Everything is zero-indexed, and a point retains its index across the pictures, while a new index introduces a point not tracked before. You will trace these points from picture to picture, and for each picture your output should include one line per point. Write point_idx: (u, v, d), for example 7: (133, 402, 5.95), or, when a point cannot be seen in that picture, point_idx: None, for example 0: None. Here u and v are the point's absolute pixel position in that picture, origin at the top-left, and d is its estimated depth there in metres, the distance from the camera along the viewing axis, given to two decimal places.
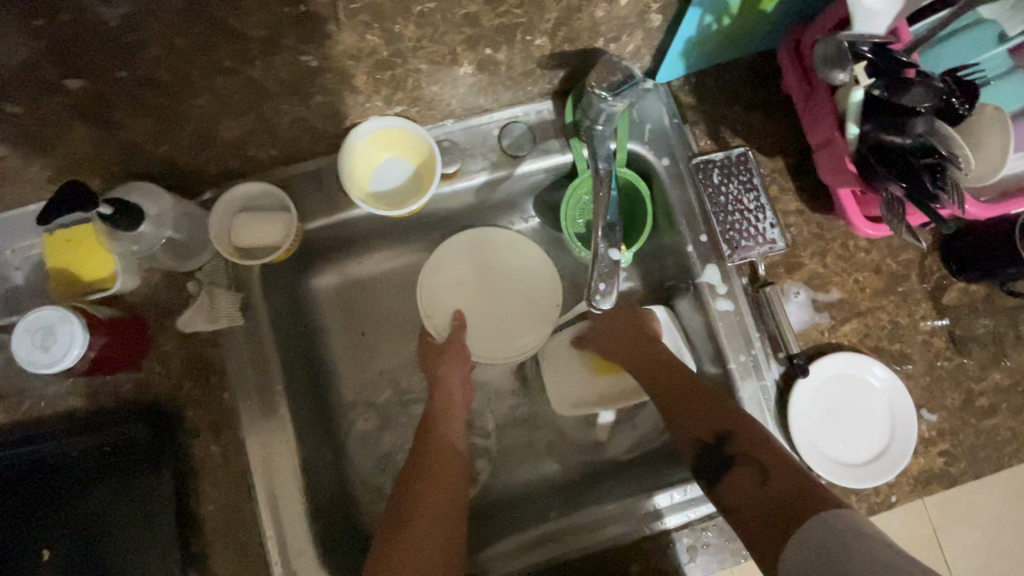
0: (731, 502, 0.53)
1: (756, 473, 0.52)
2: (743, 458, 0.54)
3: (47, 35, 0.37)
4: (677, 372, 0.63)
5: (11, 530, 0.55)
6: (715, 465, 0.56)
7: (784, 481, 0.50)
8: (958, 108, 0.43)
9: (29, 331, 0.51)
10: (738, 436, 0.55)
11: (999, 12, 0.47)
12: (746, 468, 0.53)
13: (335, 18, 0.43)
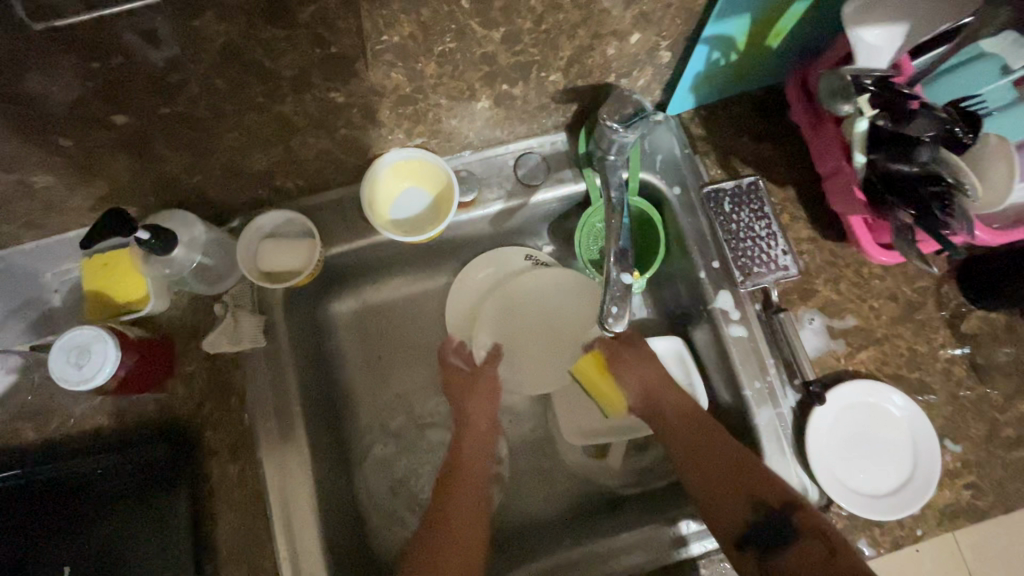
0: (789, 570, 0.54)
1: (824, 550, 0.53)
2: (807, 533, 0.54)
3: (99, 76, 0.39)
4: (697, 426, 0.63)
5: (32, 548, 0.56)
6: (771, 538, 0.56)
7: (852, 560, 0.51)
8: (962, 138, 0.42)
9: (65, 348, 0.53)
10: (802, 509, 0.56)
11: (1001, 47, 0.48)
12: (814, 544, 0.54)
13: (362, 59, 0.46)
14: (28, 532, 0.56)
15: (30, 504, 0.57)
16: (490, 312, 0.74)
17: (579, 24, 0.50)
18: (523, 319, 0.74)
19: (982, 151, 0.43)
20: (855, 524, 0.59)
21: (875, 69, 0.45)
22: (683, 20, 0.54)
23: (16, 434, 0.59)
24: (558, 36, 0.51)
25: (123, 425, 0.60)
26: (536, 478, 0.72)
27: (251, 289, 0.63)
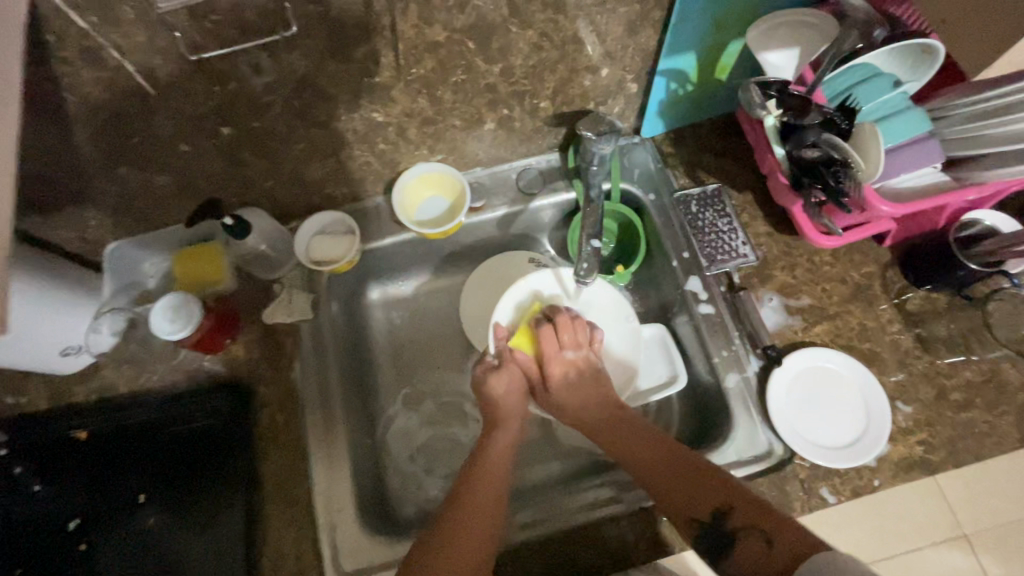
0: (742, 572, 0.57)
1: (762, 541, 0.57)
2: (745, 526, 0.58)
3: (217, 96, 0.57)
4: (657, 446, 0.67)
5: (123, 475, 0.70)
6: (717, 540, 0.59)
7: (784, 546, 0.55)
8: (841, 124, 0.56)
9: (163, 310, 0.68)
10: (738, 510, 0.59)
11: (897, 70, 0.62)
12: (750, 539, 0.57)
13: (397, 86, 0.63)
14: (119, 462, 0.70)
15: (120, 442, 0.71)
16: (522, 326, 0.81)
17: (558, 61, 0.66)
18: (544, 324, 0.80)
19: (860, 135, 0.55)
20: (817, 474, 0.66)
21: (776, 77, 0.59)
22: (641, 58, 0.70)
23: (113, 386, 0.73)
24: (543, 70, 0.67)
25: (195, 381, 0.73)
26: (537, 447, 0.81)
27: (303, 274, 0.77)
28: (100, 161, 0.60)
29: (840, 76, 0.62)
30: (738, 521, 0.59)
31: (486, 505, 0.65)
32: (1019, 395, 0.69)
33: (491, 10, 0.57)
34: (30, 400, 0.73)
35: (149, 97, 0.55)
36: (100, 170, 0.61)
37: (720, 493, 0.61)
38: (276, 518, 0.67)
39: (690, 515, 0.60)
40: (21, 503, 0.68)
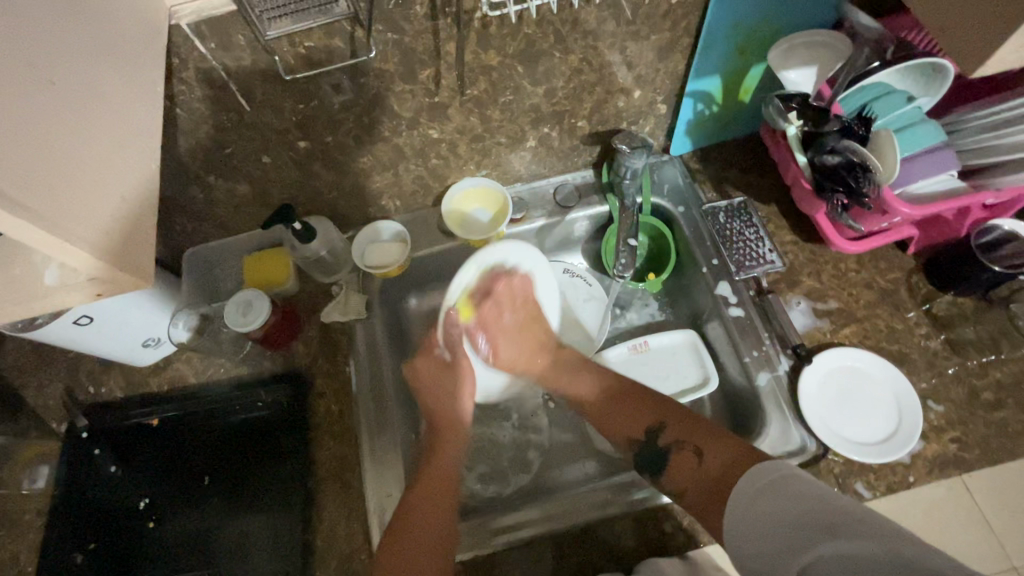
0: (676, 484, 0.66)
1: (692, 454, 0.66)
2: (681, 442, 0.69)
3: (301, 112, 0.65)
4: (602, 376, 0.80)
5: (192, 456, 0.77)
6: (655, 459, 0.70)
7: (712, 455, 0.64)
8: (859, 130, 0.60)
9: (235, 304, 0.75)
10: (670, 426, 0.71)
11: (916, 83, 0.66)
12: (685, 454, 0.67)
13: (453, 106, 0.70)
14: (187, 446, 0.77)
15: (188, 427, 0.78)
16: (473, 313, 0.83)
17: (595, 84, 0.74)
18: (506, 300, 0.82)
19: (878, 141, 0.60)
20: (851, 470, 0.68)
21: (797, 93, 0.66)
22: (670, 81, 0.77)
23: (183, 377, 0.80)
24: (582, 92, 0.74)
25: (258, 373, 0.79)
26: (573, 445, 0.84)
27: (358, 278, 0.84)
28: (194, 170, 0.69)
29: (855, 93, 0.66)
30: (667, 435, 0.70)
31: (442, 512, 0.68)
32: None
33: (540, 37, 0.64)
34: (108, 389, 0.80)
35: (244, 112, 0.63)
36: (193, 177, 0.70)
37: (654, 414, 0.73)
38: (329, 501, 0.71)
39: (630, 433, 0.74)
40: (94, 479, 0.75)
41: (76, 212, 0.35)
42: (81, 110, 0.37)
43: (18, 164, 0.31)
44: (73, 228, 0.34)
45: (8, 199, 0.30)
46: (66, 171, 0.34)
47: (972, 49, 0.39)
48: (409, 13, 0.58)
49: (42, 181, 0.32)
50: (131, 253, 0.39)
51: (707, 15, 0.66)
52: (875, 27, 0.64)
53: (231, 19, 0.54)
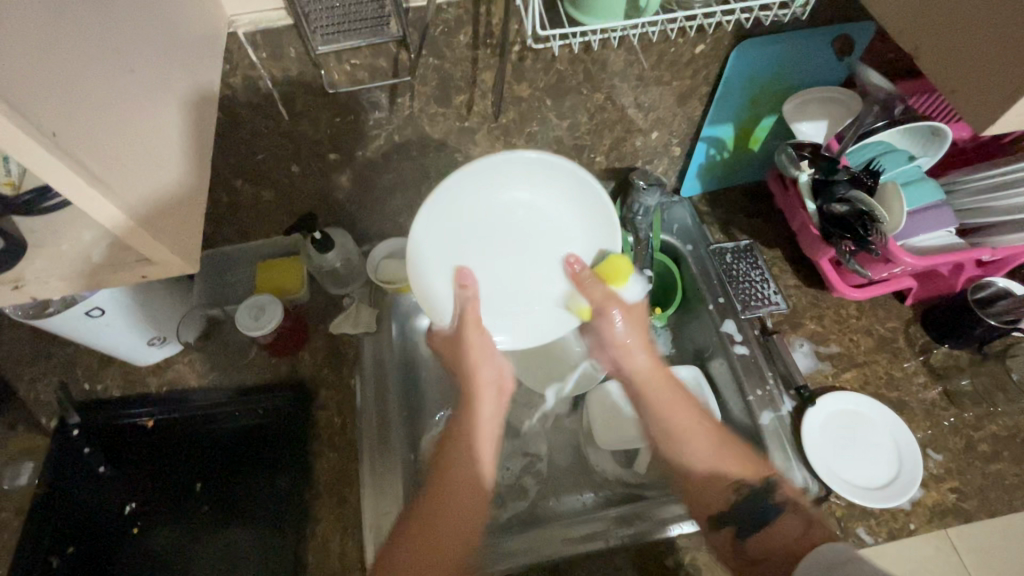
0: (760, 550, 0.56)
1: (796, 526, 0.56)
2: (790, 506, 0.59)
3: (336, 125, 0.68)
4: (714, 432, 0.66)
5: (182, 466, 0.75)
6: (753, 515, 0.59)
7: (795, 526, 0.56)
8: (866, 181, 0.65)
9: (249, 307, 0.74)
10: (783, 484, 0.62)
11: (916, 146, 0.72)
12: (791, 520, 0.57)
13: (481, 132, 0.73)
14: (179, 453, 0.76)
15: (182, 433, 0.76)
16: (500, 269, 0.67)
17: (616, 123, 0.77)
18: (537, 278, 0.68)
19: (884, 192, 0.64)
20: (854, 513, 0.68)
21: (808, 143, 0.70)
22: (687, 125, 0.80)
23: (184, 380, 0.78)
24: (603, 128, 0.77)
25: (262, 380, 0.78)
26: (573, 475, 0.83)
27: (370, 291, 0.84)
28: (223, 173, 0.70)
29: (862, 149, 0.69)
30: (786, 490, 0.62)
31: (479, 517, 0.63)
32: None
33: (570, 74, 0.68)
34: (103, 387, 0.77)
35: (282, 120, 0.65)
36: (221, 180, 0.71)
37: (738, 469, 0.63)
38: (325, 516, 0.69)
39: (732, 477, 0.62)
40: (81, 478, 0.73)
41: (130, 182, 0.35)
42: (148, 93, 0.38)
43: (89, 132, 0.32)
44: (126, 198, 0.34)
45: (81, 163, 0.31)
46: (127, 145, 0.35)
47: (983, 108, 0.43)
48: (452, 40, 0.61)
49: (112, 155, 0.34)
50: (175, 232, 0.38)
51: (727, 65, 0.70)
52: (888, 87, 0.66)
53: (284, 32, 0.56)
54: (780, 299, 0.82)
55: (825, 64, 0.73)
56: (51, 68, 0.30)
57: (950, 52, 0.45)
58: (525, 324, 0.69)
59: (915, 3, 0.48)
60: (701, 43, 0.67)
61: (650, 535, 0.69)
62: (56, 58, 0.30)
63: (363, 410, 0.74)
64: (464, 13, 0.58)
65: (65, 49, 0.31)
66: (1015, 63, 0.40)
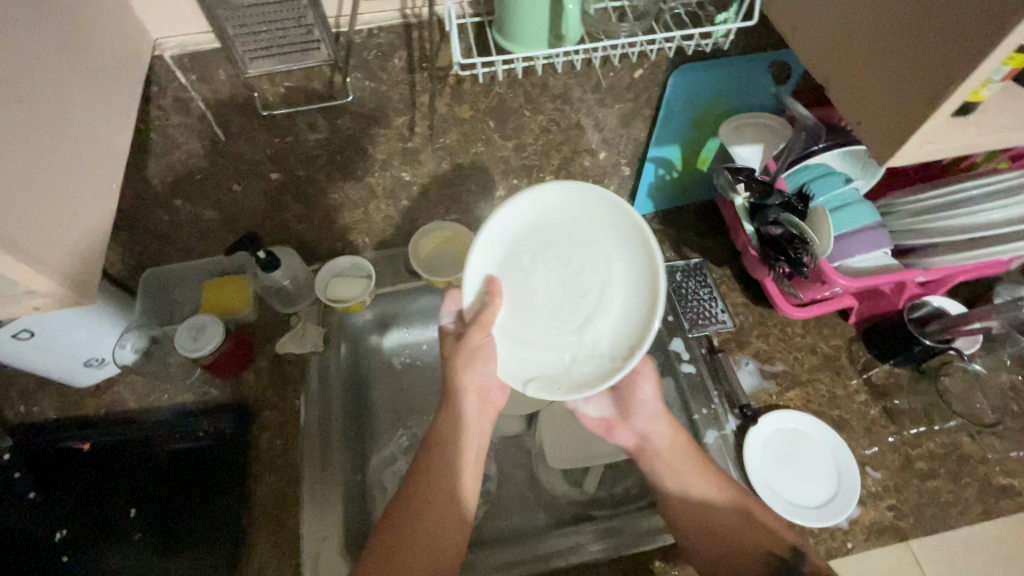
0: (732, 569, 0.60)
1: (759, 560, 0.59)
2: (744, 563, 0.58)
3: (276, 145, 0.67)
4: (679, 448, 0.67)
5: (116, 492, 0.72)
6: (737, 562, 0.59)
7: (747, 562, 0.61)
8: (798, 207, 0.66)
9: (188, 327, 0.73)
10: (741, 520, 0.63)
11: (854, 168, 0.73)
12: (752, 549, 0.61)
13: (426, 152, 0.73)
14: (112, 478, 0.73)
15: (119, 455, 0.74)
16: (566, 296, 0.63)
17: (562, 143, 0.77)
18: (573, 300, 0.63)
19: (812, 215, 0.65)
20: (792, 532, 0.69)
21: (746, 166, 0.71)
22: (634, 146, 0.81)
23: (123, 402, 0.77)
24: (550, 149, 0.78)
25: (204, 402, 0.77)
26: (521, 494, 0.83)
27: (318, 309, 0.83)
28: (161, 193, 0.69)
29: (799, 172, 0.71)
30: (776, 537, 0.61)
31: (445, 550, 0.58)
32: (980, 468, 0.74)
33: (511, 97, 0.68)
34: (40, 409, 0.76)
35: (218, 141, 0.65)
36: (159, 201, 0.70)
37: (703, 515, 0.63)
38: (262, 541, 0.68)
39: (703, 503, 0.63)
40: (15, 504, 0.71)
41: (23, 225, 0.35)
42: (39, 118, 0.38)
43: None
44: (28, 246, 0.35)
45: None
46: (19, 181, 0.35)
47: (887, 139, 0.45)
48: (387, 64, 0.61)
49: (14, 204, 0.34)
50: (56, 260, 0.38)
51: (667, 89, 0.72)
52: (811, 117, 0.68)
53: (214, 55, 0.56)
54: (728, 318, 0.82)
55: (765, 88, 0.74)
56: None
57: (859, 81, 0.46)
58: (562, 361, 0.61)
59: (827, 35, 0.49)
60: (639, 68, 0.68)
61: (613, 554, 0.69)
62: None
63: (305, 432, 0.72)
64: (397, 38, 0.59)
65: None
66: (914, 104, 0.41)
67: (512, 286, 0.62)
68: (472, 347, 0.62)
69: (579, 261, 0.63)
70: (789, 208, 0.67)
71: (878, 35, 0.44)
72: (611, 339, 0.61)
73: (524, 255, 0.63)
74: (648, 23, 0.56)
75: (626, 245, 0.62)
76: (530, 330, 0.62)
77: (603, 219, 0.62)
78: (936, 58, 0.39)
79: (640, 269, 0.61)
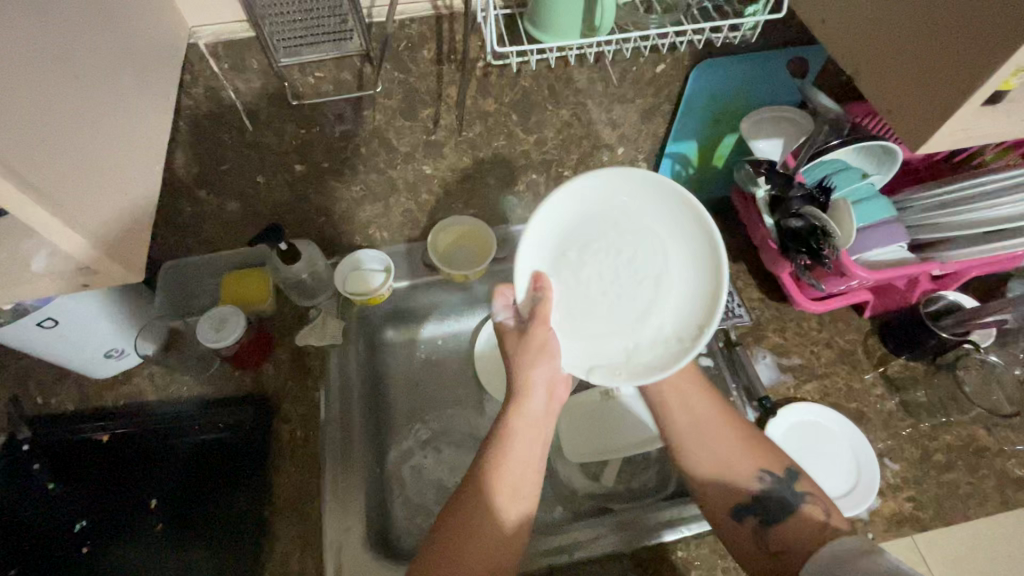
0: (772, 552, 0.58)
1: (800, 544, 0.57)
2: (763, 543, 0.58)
3: (302, 136, 0.68)
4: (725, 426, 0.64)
5: (137, 484, 0.72)
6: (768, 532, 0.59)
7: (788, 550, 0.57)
8: (819, 199, 0.67)
9: (209, 318, 0.73)
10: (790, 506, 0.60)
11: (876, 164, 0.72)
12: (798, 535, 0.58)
13: (449, 145, 0.74)
14: (132, 469, 0.73)
15: (138, 446, 0.74)
16: (620, 283, 0.65)
17: (583, 138, 0.78)
18: (627, 287, 0.65)
19: (834, 207, 0.66)
20: None
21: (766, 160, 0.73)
22: (652, 141, 0.82)
23: (142, 393, 0.77)
24: (570, 144, 0.79)
25: (224, 394, 0.77)
26: (539, 486, 0.83)
27: (337, 303, 0.83)
28: (186, 184, 0.70)
29: (816, 168, 0.71)
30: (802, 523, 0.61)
31: None
32: (996, 460, 0.74)
33: (535, 90, 0.69)
34: (58, 401, 0.76)
35: (246, 131, 0.65)
36: (184, 191, 0.70)
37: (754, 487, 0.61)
38: (284, 532, 0.68)
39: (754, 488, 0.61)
40: (29, 497, 0.70)
41: (65, 190, 0.35)
42: (83, 88, 0.37)
43: (20, 131, 0.31)
44: (77, 217, 0.35)
45: (32, 183, 0.32)
46: (60, 145, 0.34)
47: (928, 116, 0.44)
48: (417, 56, 0.62)
49: (63, 174, 0.35)
50: (100, 232, 0.38)
51: (688, 84, 0.73)
52: (834, 108, 0.67)
53: (248, 45, 0.57)
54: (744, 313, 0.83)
55: (782, 83, 0.75)
56: (9, 91, 0.31)
57: (897, 61, 0.46)
58: (624, 346, 0.64)
59: (856, 27, 0.50)
60: (662, 63, 0.69)
61: (631, 546, 0.69)
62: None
63: (327, 424, 0.72)
64: (428, 29, 0.59)
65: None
66: (945, 89, 0.42)
67: (560, 280, 0.65)
68: (532, 342, 0.62)
69: (632, 248, 0.66)
70: (811, 200, 0.68)
71: (908, 23, 0.45)
72: (673, 319, 0.64)
73: (573, 249, 0.66)
74: (676, 17, 0.57)
75: (679, 229, 0.64)
76: (586, 322, 0.65)
77: (651, 207, 0.65)
78: (979, 28, 0.39)
79: (698, 250, 0.63)
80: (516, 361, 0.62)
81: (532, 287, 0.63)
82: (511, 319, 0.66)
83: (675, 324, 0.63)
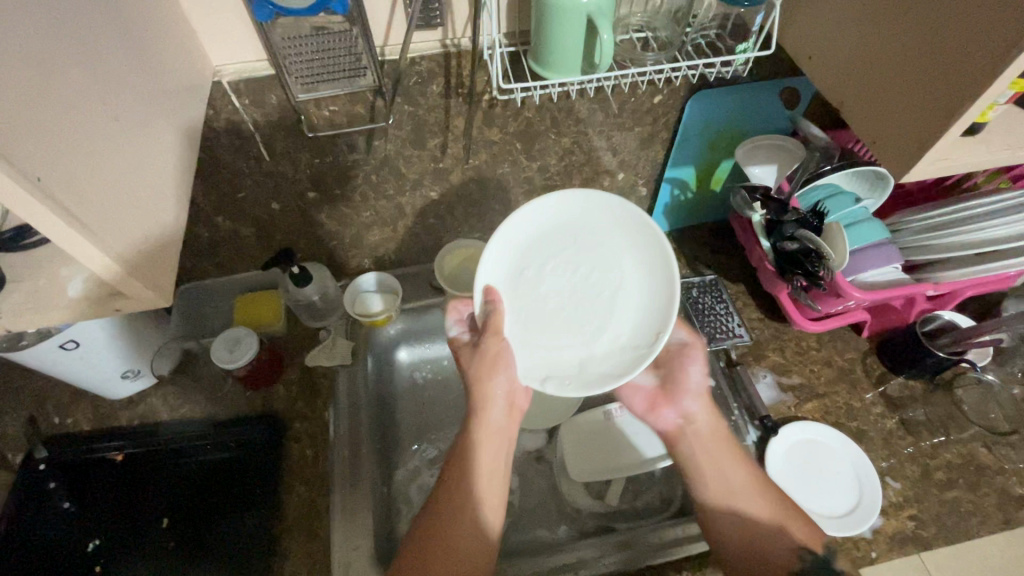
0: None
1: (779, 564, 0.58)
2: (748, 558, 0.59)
3: (315, 165, 0.71)
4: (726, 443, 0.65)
5: (148, 503, 0.73)
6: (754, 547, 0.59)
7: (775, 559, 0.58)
8: (813, 223, 0.70)
9: (224, 340, 0.76)
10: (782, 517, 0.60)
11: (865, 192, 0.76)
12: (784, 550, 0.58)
13: (455, 172, 0.77)
14: (144, 487, 0.74)
15: (150, 464, 0.76)
16: (576, 298, 0.66)
17: (584, 164, 0.81)
18: (583, 302, 0.66)
19: (827, 230, 0.69)
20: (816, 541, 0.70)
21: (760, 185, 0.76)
22: (651, 167, 0.85)
23: (156, 413, 0.79)
24: (572, 170, 0.82)
25: (236, 413, 0.79)
26: (544, 505, 0.84)
27: (347, 323, 0.85)
28: (204, 211, 0.73)
29: (811, 192, 0.75)
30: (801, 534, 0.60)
31: None
32: (998, 478, 0.75)
33: (538, 120, 0.72)
34: (75, 421, 0.78)
35: (263, 161, 0.69)
36: (202, 218, 0.73)
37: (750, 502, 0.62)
38: (293, 551, 0.69)
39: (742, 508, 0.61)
40: (44, 517, 0.71)
41: (102, 215, 0.37)
42: (117, 122, 0.40)
43: (63, 160, 0.34)
44: (110, 243, 0.38)
45: (71, 211, 0.34)
46: (96, 174, 0.37)
47: (915, 141, 0.46)
48: (425, 90, 0.65)
49: (99, 203, 0.37)
50: (130, 256, 0.40)
51: (684, 114, 0.76)
52: (824, 138, 0.71)
53: (267, 81, 0.60)
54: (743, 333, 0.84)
55: (775, 112, 0.79)
56: (53, 131, 0.33)
57: (886, 87, 0.48)
58: (578, 360, 0.64)
59: (841, 63, 0.53)
60: (659, 94, 0.73)
61: (630, 567, 0.70)
62: (25, 80, 0.32)
63: (335, 443, 0.74)
64: (436, 66, 0.63)
65: (34, 72, 0.32)
66: (927, 120, 0.45)
67: (514, 293, 0.65)
68: (486, 356, 0.63)
69: (588, 265, 0.66)
70: (805, 224, 0.70)
71: (890, 59, 0.48)
72: (628, 334, 0.64)
73: (528, 265, 0.66)
74: (671, 53, 0.60)
75: (632, 245, 0.66)
76: (540, 335, 0.65)
77: (606, 223, 0.66)
78: (960, 57, 0.41)
79: (654, 267, 0.64)
80: (474, 377, 0.64)
81: (484, 300, 0.63)
82: (463, 333, 0.70)
83: (630, 338, 0.64)
